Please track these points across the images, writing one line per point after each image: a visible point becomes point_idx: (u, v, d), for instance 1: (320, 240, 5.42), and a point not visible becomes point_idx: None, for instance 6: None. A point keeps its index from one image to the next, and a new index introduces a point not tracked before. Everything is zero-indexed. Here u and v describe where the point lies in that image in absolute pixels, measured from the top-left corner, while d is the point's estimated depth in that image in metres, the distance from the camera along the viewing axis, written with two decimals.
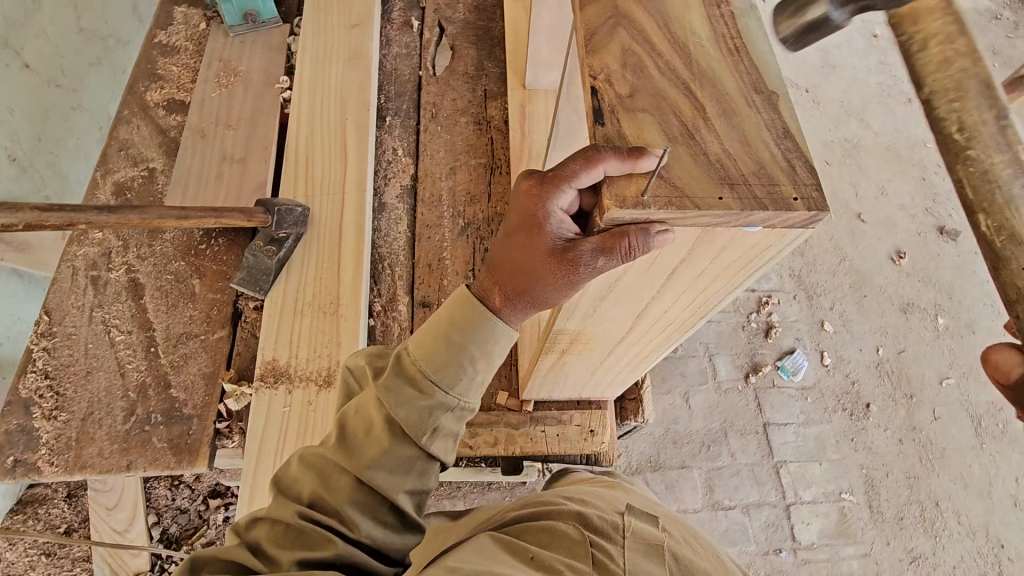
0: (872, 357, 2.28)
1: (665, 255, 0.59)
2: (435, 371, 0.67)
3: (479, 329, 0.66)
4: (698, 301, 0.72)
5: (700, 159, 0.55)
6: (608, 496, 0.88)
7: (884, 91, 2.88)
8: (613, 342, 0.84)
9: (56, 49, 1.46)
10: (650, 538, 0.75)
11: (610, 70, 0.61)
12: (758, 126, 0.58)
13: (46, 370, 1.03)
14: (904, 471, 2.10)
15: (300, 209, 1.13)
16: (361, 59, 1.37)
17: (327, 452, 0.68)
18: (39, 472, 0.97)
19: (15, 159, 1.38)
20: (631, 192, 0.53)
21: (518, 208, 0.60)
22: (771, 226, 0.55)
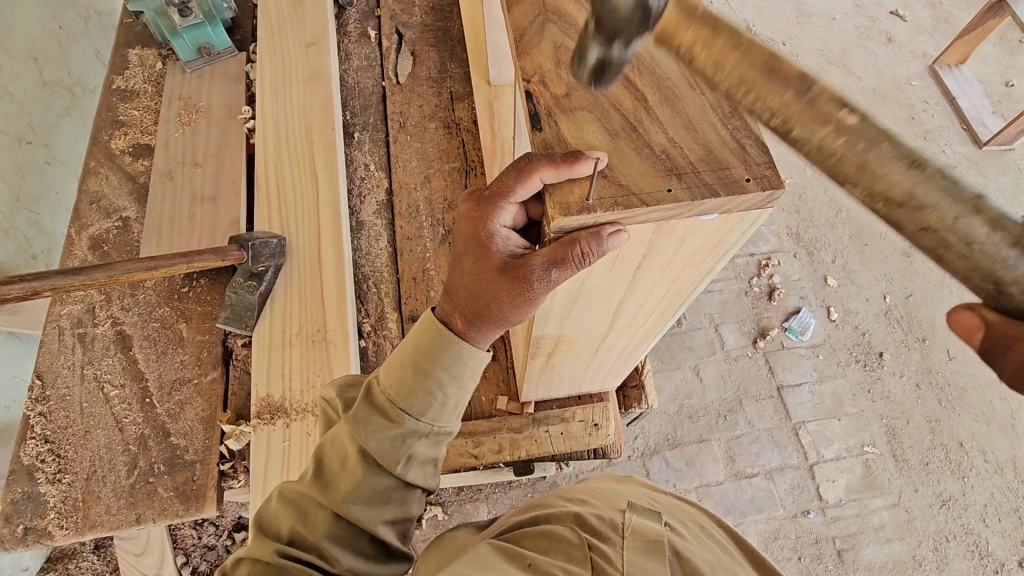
0: (880, 306, 2.26)
1: (625, 253, 0.58)
2: (403, 399, 0.68)
3: (441, 353, 0.68)
4: (673, 289, 0.72)
5: (645, 152, 0.54)
6: (610, 493, 0.87)
7: (862, 34, 2.83)
8: (599, 339, 0.83)
9: (22, 107, 1.45)
10: (650, 534, 0.73)
11: (546, 69, 0.59)
12: (704, 108, 0.56)
13: (45, 435, 1.03)
14: (924, 416, 2.08)
15: (275, 240, 1.12)
16: (319, 77, 1.34)
17: (303, 488, 0.67)
18: (51, 536, 0.97)
19: None
20: (575, 198, 0.52)
21: (465, 231, 0.63)
22: (729, 211, 0.54)
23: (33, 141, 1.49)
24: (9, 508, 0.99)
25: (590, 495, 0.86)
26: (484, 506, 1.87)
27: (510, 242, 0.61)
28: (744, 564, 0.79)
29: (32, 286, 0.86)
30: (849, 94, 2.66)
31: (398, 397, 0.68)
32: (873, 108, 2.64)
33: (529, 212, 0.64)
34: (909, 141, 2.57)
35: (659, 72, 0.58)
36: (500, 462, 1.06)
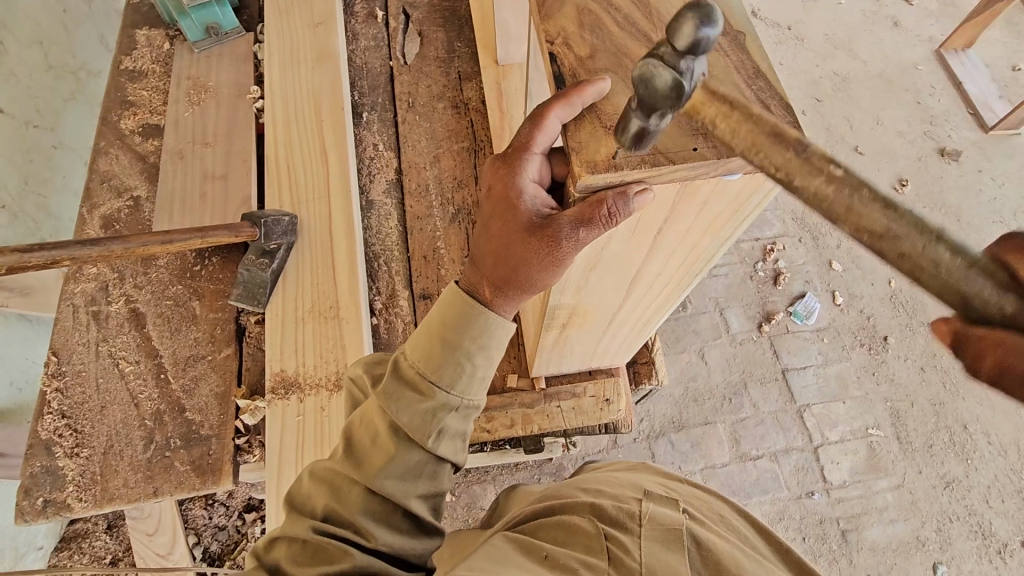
0: (885, 291, 2.26)
1: (648, 216, 0.58)
2: (432, 371, 0.69)
3: (468, 323, 0.69)
4: (690, 257, 0.72)
5: (670, 113, 0.54)
6: (625, 481, 0.90)
7: (868, 18, 2.82)
8: (612, 310, 0.83)
9: (28, 90, 1.45)
10: (667, 523, 0.76)
11: (567, 32, 0.59)
12: (727, 70, 0.56)
13: (62, 411, 1.04)
14: (928, 398, 2.10)
15: (288, 218, 1.12)
16: (329, 57, 1.34)
17: (336, 465, 0.68)
18: (71, 508, 0.98)
19: (5, 207, 1.37)
20: (602, 157, 0.52)
21: (491, 194, 0.63)
22: (751, 172, 0.54)
23: (39, 124, 1.49)
24: (28, 481, 1.00)
25: (606, 483, 0.89)
26: (491, 487, 1.90)
27: (539, 201, 0.61)
28: (762, 550, 0.81)
29: (52, 255, 0.86)
30: (854, 78, 2.65)
31: (426, 367, 0.69)
32: (879, 93, 2.63)
33: (554, 171, 0.64)
34: (915, 125, 2.57)
35: None
36: (512, 437, 1.07)
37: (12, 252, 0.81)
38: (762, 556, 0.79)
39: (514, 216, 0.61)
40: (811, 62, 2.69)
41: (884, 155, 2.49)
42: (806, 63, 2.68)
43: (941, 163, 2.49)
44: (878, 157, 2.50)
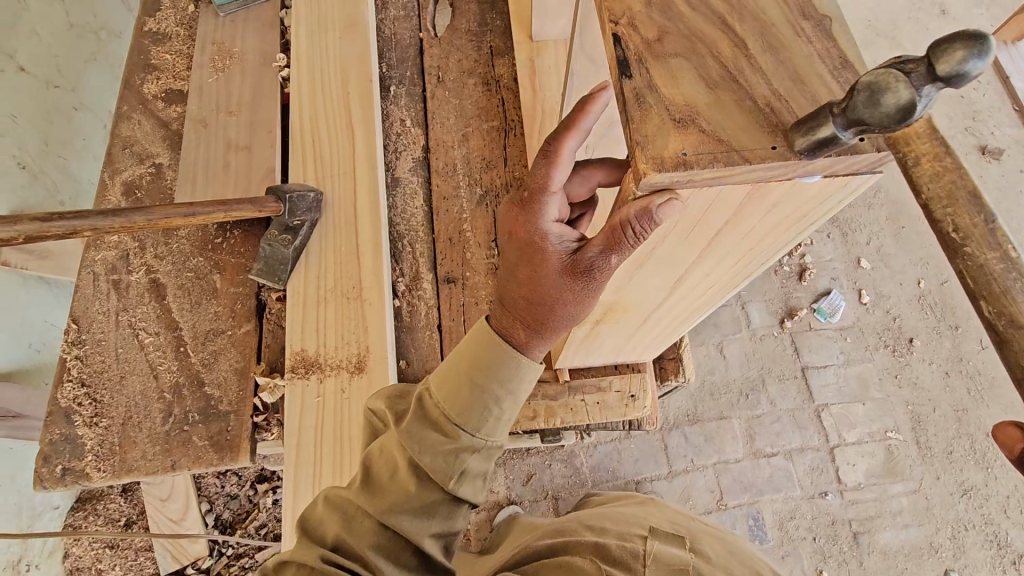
0: (914, 291, 2.21)
1: (712, 214, 0.55)
2: (457, 414, 0.70)
3: (496, 363, 0.70)
4: (740, 263, 0.68)
5: (745, 104, 0.48)
6: (631, 519, 0.92)
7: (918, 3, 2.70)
8: (650, 309, 0.80)
9: (49, 48, 1.42)
10: (673, 563, 0.78)
11: (634, 11, 0.53)
12: (810, 58, 0.50)
13: (81, 379, 1.03)
14: (952, 405, 2.06)
15: (313, 195, 1.08)
16: (357, 27, 1.29)
17: (351, 494, 0.70)
18: (88, 478, 0.98)
19: (26, 167, 1.36)
20: (670, 152, 0.47)
21: (516, 242, 0.68)
22: (830, 175, 0.50)
23: (61, 84, 1.47)
24: (47, 448, 0.99)
25: (612, 522, 0.91)
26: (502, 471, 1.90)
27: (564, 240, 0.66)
28: None
29: (71, 224, 0.82)
30: None
31: (453, 409, 0.70)
32: None
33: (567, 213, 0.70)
34: (958, 121, 2.46)
35: (760, 16, 0.52)
36: (533, 430, 1.05)
37: (32, 220, 0.78)
38: None
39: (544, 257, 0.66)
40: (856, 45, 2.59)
41: None
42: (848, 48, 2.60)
43: (982, 162, 2.39)
44: None
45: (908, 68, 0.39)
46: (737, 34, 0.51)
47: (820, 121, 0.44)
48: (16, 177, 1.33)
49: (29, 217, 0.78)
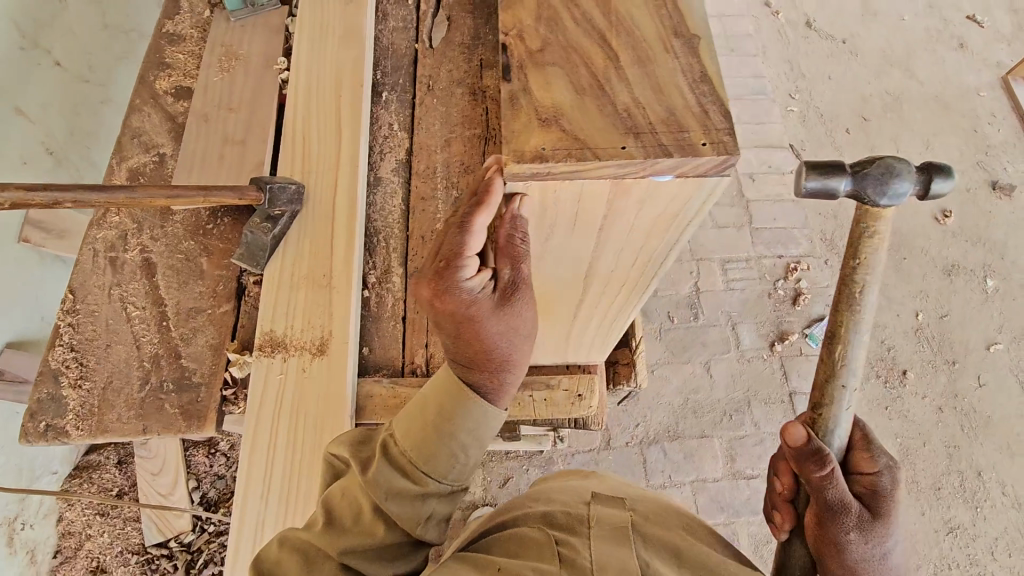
0: (909, 323, 2.36)
1: (589, 204, 0.59)
2: (426, 462, 0.74)
3: (461, 414, 0.75)
4: (640, 258, 0.71)
5: (607, 110, 0.52)
6: (574, 488, 0.94)
7: (933, 37, 2.97)
8: (575, 301, 0.85)
9: (82, 47, 1.64)
10: (614, 523, 0.81)
11: (523, 24, 0.56)
12: (674, 72, 0.53)
13: (72, 345, 1.12)
14: (943, 441, 2.19)
15: (294, 187, 1.15)
16: (356, 35, 1.37)
17: (314, 537, 0.71)
18: (67, 435, 1.06)
19: (51, 152, 1.54)
20: (530, 147, 0.51)
21: (447, 315, 0.73)
22: (682, 175, 0.53)
23: (89, 80, 1.67)
24: (34, 405, 1.08)
25: (555, 492, 0.92)
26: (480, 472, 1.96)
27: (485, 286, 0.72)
28: (710, 542, 0.86)
29: (54, 196, 0.89)
30: (907, 99, 2.81)
31: (420, 460, 0.74)
32: (929, 118, 2.78)
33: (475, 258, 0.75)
34: (968, 155, 2.70)
35: (637, 34, 0.56)
36: None
37: (19, 188, 0.84)
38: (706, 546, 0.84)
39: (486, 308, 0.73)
40: (864, 78, 2.85)
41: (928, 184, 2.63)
42: (855, 81, 2.84)
43: None
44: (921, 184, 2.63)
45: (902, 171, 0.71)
46: (611, 48, 0.55)
47: (834, 175, 0.72)
48: (43, 161, 1.51)
49: (17, 185, 0.84)
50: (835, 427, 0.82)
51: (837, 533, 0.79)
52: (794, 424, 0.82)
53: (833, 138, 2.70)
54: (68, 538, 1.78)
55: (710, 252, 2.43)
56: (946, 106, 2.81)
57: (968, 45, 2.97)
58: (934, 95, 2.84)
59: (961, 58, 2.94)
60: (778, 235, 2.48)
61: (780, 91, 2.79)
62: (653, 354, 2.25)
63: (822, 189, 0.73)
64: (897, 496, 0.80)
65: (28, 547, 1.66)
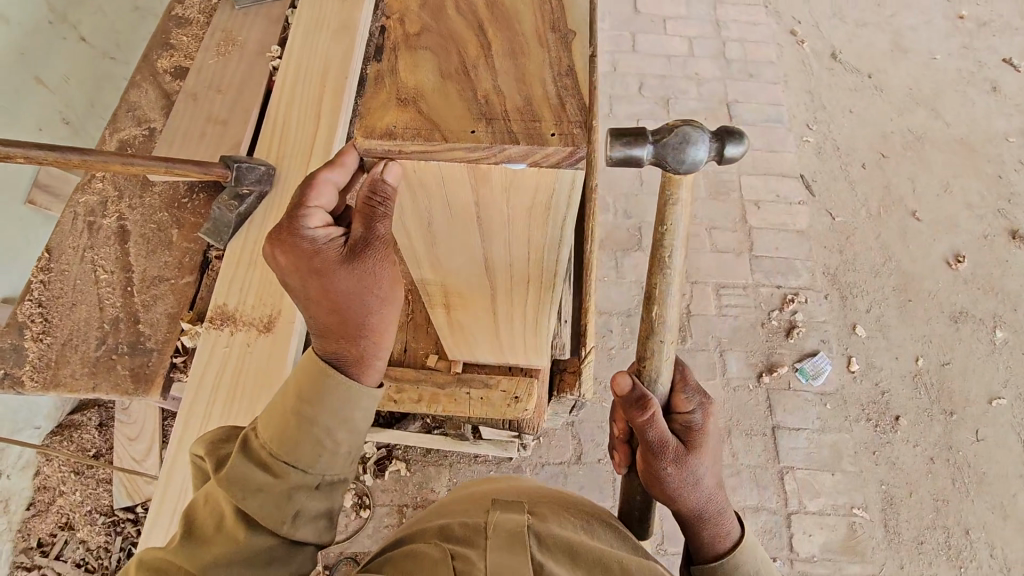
0: (909, 367, 2.27)
1: (452, 191, 0.55)
2: (286, 451, 0.75)
3: (316, 388, 0.75)
4: (534, 256, 0.67)
5: (466, 95, 0.50)
6: (478, 503, 0.88)
7: (963, 78, 2.89)
8: (486, 300, 0.81)
9: (111, 27, 1.75)
10: (510, 527, 0.75)
11: (407, 9, 0.55)
12: (541, 64, 0.52)
13: (40, 300, 1.17)
14: (932, 494, 2.09)
15: (263, 168, 1.19)
16: (349, 28, 1.39)
17: (171, 550, 0.70)
18: (22, 386, 1.11)
19: (69, 122, 1.61)
20: (382, 124, 0.49)
21: (295, 270, 0.74)
22: (537, 166, 0.50)
23: (116, 58, 1.77)
24: None
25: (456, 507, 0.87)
26: (446, 472, 1.95)
27: (332, 241, 0.73)
28: (611, 540, 0.83)
29: (8, 150, 0.89)
30: (930, 138, 2.72)
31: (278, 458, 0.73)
32: (952, 159, 2.69)
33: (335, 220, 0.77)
34: (990, 201, 2.61)
35: (514, 26, 0.54)
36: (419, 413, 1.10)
37: None
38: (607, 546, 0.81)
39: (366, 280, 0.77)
40: (887, 114, 2.78)
41: (943, 225, 2.54)
42: (876, 116, 2.77)
43: None
44: (936, 226, 2.54)
45: (697, 135, 0.69)
46: (486, 36, 0.53)
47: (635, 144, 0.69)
48: (60, 130, 1.58)
49: None
50: (657, 375, 0.92)
51: (658, 469, 0.90)
52: (619, 374, 0.90)
53: (848, 171, 2.63)
54: (42, 493, 1.78)
55: (705, 274, 2.38)
56: (971, 149, 2.72)
57: (1001, 89, 2.87)
58: (959, 136, 2.75)
59: (992, 101, 2.84)
60: (779, 264, 2.41)
61: (798, 119, 2.73)
62: None
63: (627, 158, 0.70)
64: (705, 429, 0.94)
65: (2, 496, 1.70)
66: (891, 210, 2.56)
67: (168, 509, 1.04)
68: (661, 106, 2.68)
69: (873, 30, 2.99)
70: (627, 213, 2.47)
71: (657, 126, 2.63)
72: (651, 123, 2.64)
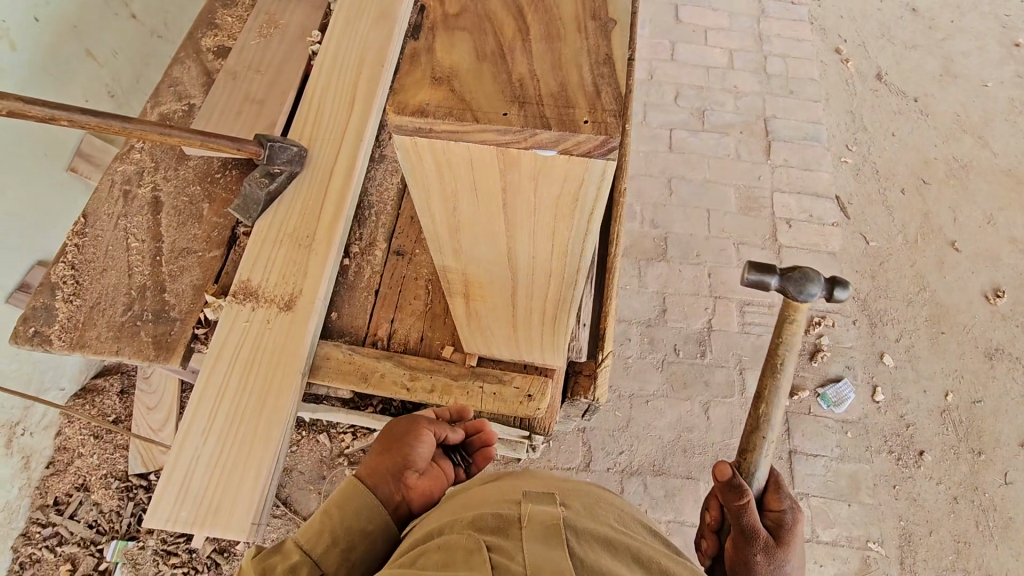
0: (937, 402, 2.19)
1: (480, 175, 0.54)
2: (306, 536, 0.83)
3: (348, 496, 0.88)
4: (558, 250, 0.66)
5: (500, 77, 0.49)
6: (502, 489, 0.87)
7: (1014, 108, 2.79)
8: (506, 293, 0.80)
9: (160, 5, 1.79)
10: (545, 521, 0.75)
11: None
12: (578, 51, 0.51)
13: (72, 263, 1.20)
14: (952, 534, 2.01)
15: (295, 149, 1.20)
16: (388, 17, 1.40)
17: None
18: (49, 344, 1.13)
19: (114, 96, 1.65)
20: (414, 101, 0.48)
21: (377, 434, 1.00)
22: (568, 153, 0.49)
23: (162, 36, 1.82)
24: (27, 311, 1.15)
25: (482, 493, 0.85)
26: None
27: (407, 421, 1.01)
28: (637, 533, 0.83)
29: (51, 112, 0.90)
30: (974, 167, 2.64)
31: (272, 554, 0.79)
32: (997, 190, 2.60)
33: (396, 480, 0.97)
34: None
35: (552, 11, 0.53)
36: (430, 403, 1.10)
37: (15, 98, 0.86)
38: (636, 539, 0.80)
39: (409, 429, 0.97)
40: (931, 139, 2.70)
41: (983, 258, 2.45)
42: (920, 141, 2.69)
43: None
44: (976, 257, 2.46)
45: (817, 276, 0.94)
46: (524, 21, 0.52)
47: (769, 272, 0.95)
48: (104, 102, 1.61)
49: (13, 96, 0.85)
50: (755, 469, 1.09)
51: (749, 554, 1.05)
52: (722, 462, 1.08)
53: (886, 195, 2.55)
54: (62, 453, 1.83)
55: (730, 290, 2.33)
56: (1019, 181, 2.62)
57: None
58: (1006, 167, 2.65)
59: None
60: None
61: (837, 139, 2.67)
62: (652, 385, 2.17)
63: (757, 281, 0.95)
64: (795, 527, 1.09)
65: (25, 453, 1.72)
66: (928, 238, 2.48)
67: (175, 478, 1.03)
68: (697, 116, 2.65)
69: (923, 53, 2.91)
70: (654, 222, 2.44)
71: (692, 139, 2.60)
72: (685, 134, 2.61)
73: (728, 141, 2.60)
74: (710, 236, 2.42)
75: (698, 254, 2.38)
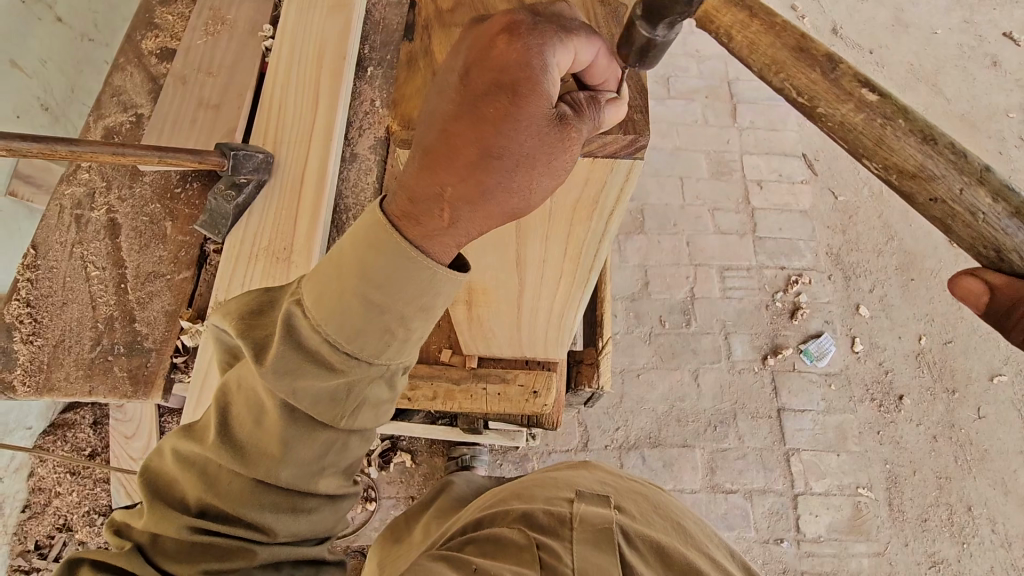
0: (911, 347, 2.26)
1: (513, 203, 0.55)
2: (263, 441, 0.65)
3: (314, 395, 0.62)
4: (571, 253, 0.66)
5: None
6: (560, 481, 0.93)
7: (964, 54, 2.85)
8: (513, 298, 0.78)
9: (88, 5, 1.65)
10: (598, 524, 0.79)
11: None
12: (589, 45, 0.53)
13: (29, 300, 1.11)
14: (934, 472, 2.10)
15: (260, 156, 1.13)
16: (345, 5, 1.30)
17: (185, 478, 0.68)
18: (13, 390, 1.05)
19: (48, 109, 1.52)
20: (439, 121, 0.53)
21: (484, 63, 0.44)
22: (592, 157, 0.50)
23: (94, 38, 1.68)
24: None
25: (536, 488, 0.90)
26: None
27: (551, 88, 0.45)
28: (692, 539, 0.86)
29: None
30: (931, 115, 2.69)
31: (341, 335, 0.58)
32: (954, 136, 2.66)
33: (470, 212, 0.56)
34: None
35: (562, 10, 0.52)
36: (434, 410, 1.07)
37: None
38: (687, 543, 0.84)
39: (526, 82, 0.43)
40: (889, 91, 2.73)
41: None
42: None
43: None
44: None
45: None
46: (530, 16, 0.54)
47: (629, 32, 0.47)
48: (39, 117, 1.49)
49: None
50: None
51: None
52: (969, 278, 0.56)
53: None
54: (38, 494, 1.72)
55: (709, 257, 2.34)
56: (971, 125, 2.70)
57: (1001, 63, 2.83)
58: (960, 113, 2.72)
59: (992, 77, 2.80)
60: (782, 245, 2.39)
61: None
62: (641, 359, 2.18)
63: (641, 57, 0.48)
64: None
65: None
66: None
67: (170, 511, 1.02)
68: (661, 84, 2.62)
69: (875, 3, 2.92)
70: None
71: (658, 107, 2.57)
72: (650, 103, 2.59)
73: (694, 106, 2.59)
74: (685, 205, 2.42)
75: (674, 224, 2.39)
